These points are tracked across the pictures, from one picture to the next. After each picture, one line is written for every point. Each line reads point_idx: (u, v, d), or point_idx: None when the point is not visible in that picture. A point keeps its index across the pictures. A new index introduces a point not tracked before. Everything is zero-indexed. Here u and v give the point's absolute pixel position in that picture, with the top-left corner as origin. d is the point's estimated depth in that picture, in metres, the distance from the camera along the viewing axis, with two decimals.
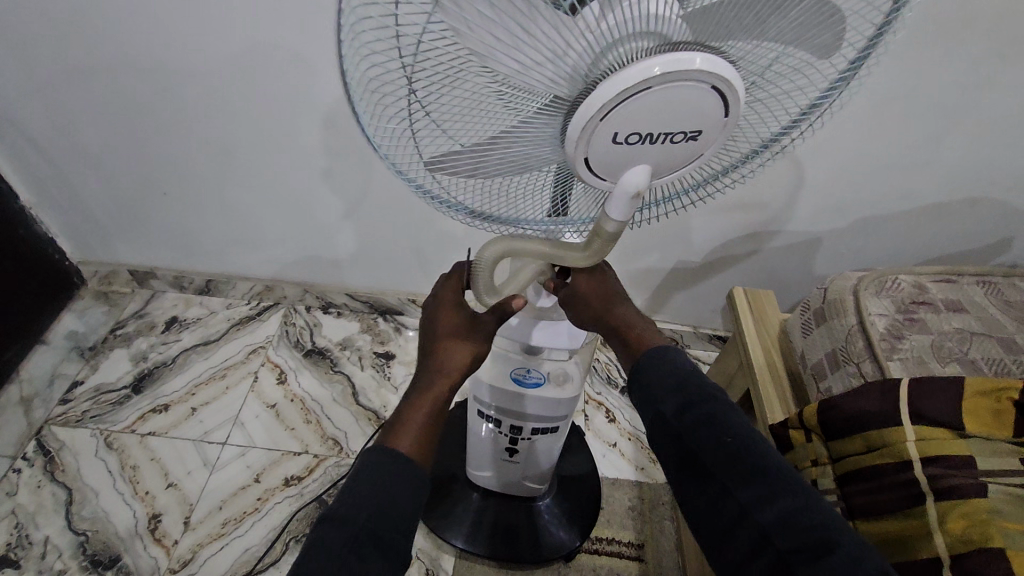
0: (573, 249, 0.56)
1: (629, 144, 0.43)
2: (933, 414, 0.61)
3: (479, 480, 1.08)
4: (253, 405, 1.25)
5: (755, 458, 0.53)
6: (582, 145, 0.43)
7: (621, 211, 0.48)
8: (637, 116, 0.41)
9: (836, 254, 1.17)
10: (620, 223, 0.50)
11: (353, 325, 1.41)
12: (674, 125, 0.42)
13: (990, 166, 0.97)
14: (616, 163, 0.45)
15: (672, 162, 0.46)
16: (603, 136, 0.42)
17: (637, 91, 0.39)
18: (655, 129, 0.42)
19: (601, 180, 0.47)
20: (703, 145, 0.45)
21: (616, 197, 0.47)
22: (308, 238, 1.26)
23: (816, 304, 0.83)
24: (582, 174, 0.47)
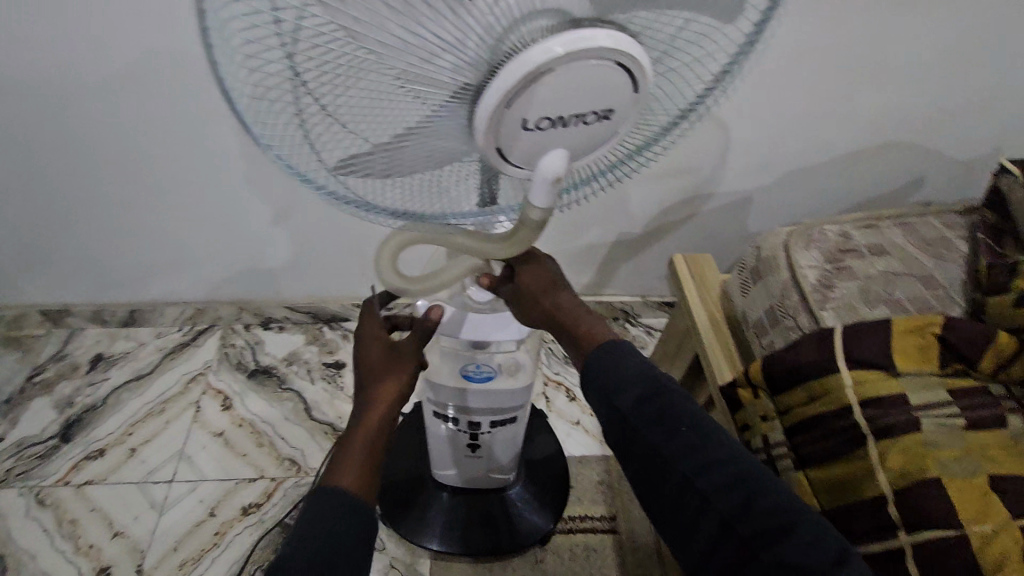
0: (494, 244, 0.54)
1: (540, 130, 0.42)
2: (867, 357, 0.64)
3: (445, 480, 1.06)
4: (199, 436, 1.18)
5: (702, 439, 0.55)
6: (491, 135, 0.41)
7: (544, 198, 0.46)
8: (543, 99, 0.39)
9: (767, 210, 1.20)
10: (545, 210, 0.48)
11: (297, 338, 1.34)
12: (585, 106, 0.41)
13: (897, 110, 1.01)
14: (530, 149, 0.43)
15: (588, 144, 0.45)
16: (512, 123, 0.40)
17: (538, 74, 0.38)
18: (565, 112, 0.41)
19: (519, 169, 0.46)
20: (617, 124, 0.44)
21: (535, 183, 0.45)
22: (235, 253, 1.19)
23: (752, 263, 0.85)
24: (496, 164, 0.45)
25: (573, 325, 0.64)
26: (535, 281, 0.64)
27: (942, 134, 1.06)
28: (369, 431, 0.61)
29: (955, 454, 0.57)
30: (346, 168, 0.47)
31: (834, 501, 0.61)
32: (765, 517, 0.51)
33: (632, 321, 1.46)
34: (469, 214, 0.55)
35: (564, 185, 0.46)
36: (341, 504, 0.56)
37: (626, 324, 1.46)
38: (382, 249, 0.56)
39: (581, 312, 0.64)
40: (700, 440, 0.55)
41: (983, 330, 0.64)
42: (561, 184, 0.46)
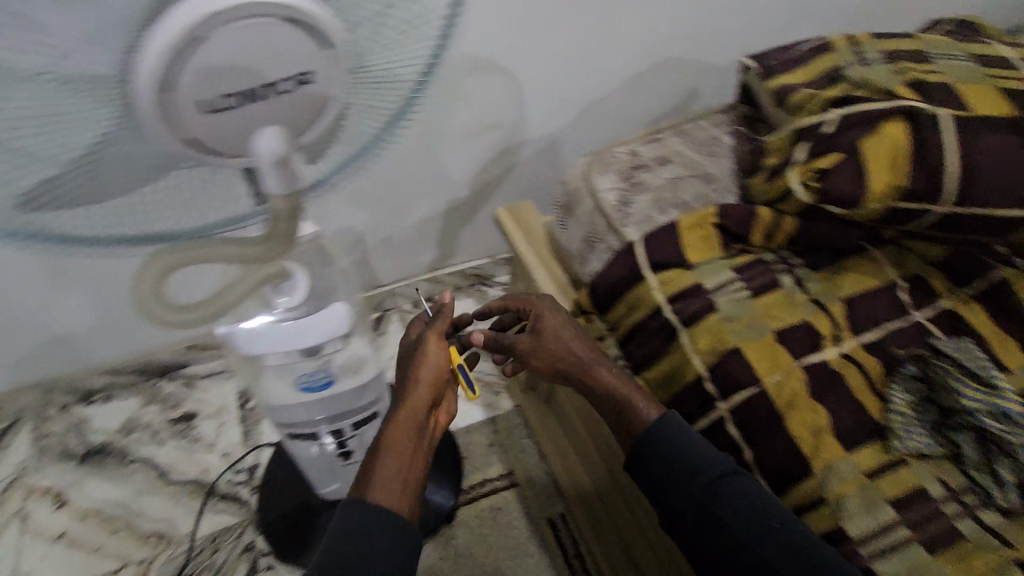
0: (259, 248, 0.51)
1: (229, 108, 0.38)
2: (664, 258, 0.69)
3: (333, 494, 1.01)
4: (36, 545, 1.02)
5: (749, 498, 0.54)
6: (174, 126, 0.37)
7: (277, 182, 0.44)
8: (214, 75, 0.36)
9: (577, 145, 1.25)
10: (285, 192, 0.46)
11: (130, 402, 1.18)
12: (270, 74, 0.37)
13: (657, 29, 1.09)
14: (234, 132, 0.40)
15: (301, 116, 0.42)
16: (188, 108, 0.36)
17: (189, 47, 0.34)
18: (244, 85, 0.37)
19: (232, 157, 0.42)
20: (327, 90, 0.41)
21: (262, 167, 0.43)
22: (15, 330, 1.01)
23: (562, 199, 0.89)
24: (203, 154, 0.41)
25: (577, 365, 0.66)
26: (543, 326, 0.68)
27: (700, 45, 1.17)
28: (404, 442, 0.64)
29: (745, 322, 0.64)
30: (43, 202, 0.40)
31: (668, 394, 0.67)
32: (743, 522, 0.53)
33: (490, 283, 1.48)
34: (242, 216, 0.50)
35: (296, 164, 0.44)
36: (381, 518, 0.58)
37: (484, 287, 1.47)
38: (141, 276, 0.48)
39: (591, 346, 0.67)
40: (707, 462, 0.56)
41: (749, 208, 0.70)
42: (289, 164, 0.44)
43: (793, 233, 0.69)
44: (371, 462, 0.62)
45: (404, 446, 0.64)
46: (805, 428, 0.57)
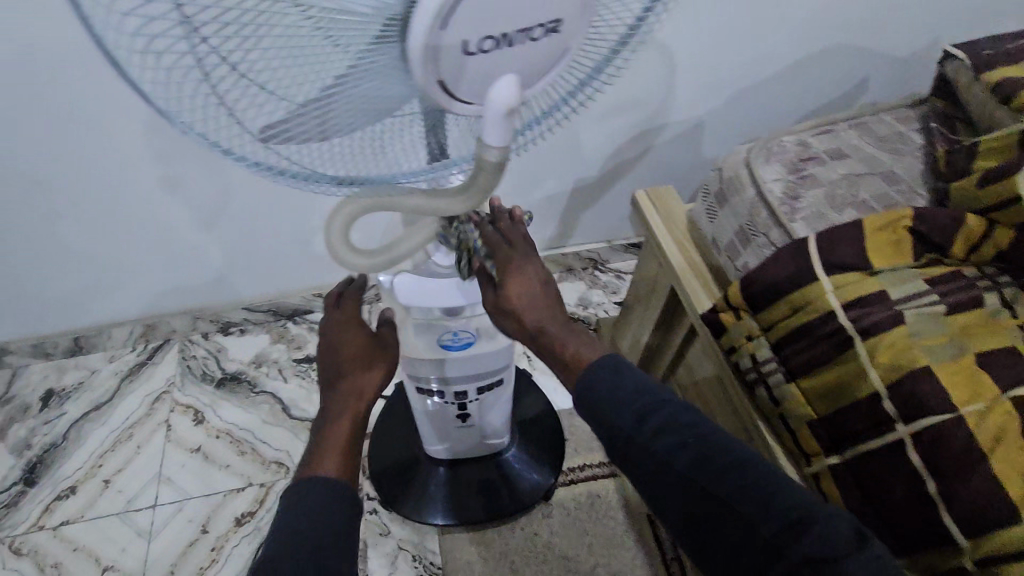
0: (456, 199, 0.53)
1: (484, 53, 0.39)
2: (843, 260, 0.63)
3: (441, 453, 1.05)
4: (174, 455, 1.11)
5: None
6: (430, 71, 0.39)
7: (499, 135, 0.45)
8: (486, 17, 0.36)
9: (721, 134, 1.19)
10: (501, 150, 0.46)
11: (263, 339, 1.28)
12: (528, 18, 0.38)
13: (832, 13, 1.01)
14: (477, 82, 0.41)
15: (542, 63, 0.42)
16: (451, 49, 0.38)
17: None
18: (507, 28, 0.38)
19: (467, 105, 0.44)
20: (571, 33, 0.41)
21: (489, 120, 0.43)
22: (190, 260, 1.13)
23: (717, 188, 0.84)
24: (444, 104, 0.43)
25: None
26: None
27: (875, 33, 1.07)
28: (362, 387, 0.73)
29: (940, 340, 0.57)
30: (279, 132, 0.44)
31: (831, 406, 0.62)
32: None
33: (603, 268, 1.45)
34: (415, 172, 0.53)
35: (519, 117, 0.44)
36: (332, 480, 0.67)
37: (596, 271, 1.45)
38: (334, 219, 0.53)
39: None
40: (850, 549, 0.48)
41: (953, 215, 0.63)
42: (515, 117, 0.44)
43: (1006, 248, 0.61)
44: (321, 437, 0.71)
45: (336, 405, 0.72)
46: (1015, 468, 0.51)
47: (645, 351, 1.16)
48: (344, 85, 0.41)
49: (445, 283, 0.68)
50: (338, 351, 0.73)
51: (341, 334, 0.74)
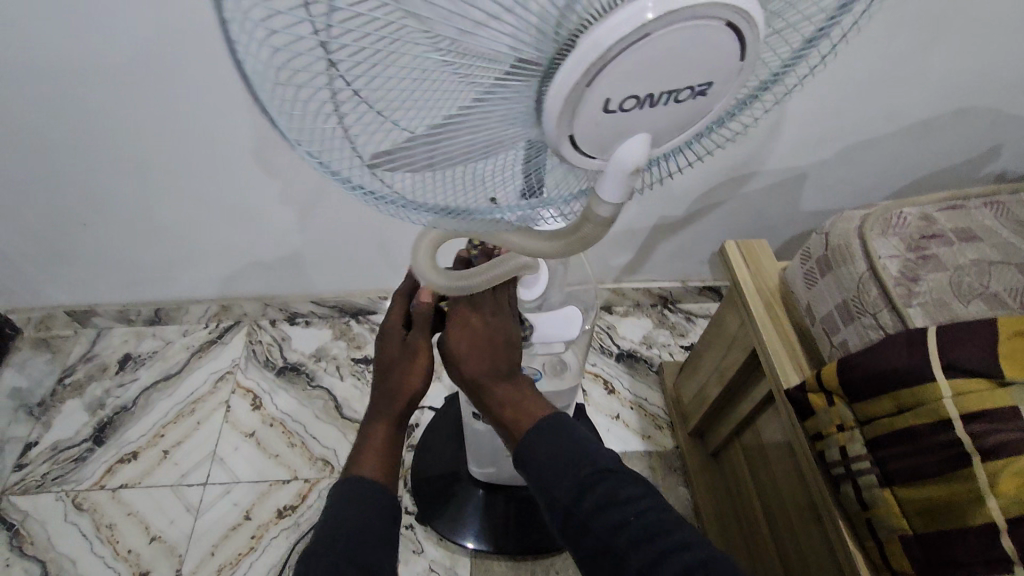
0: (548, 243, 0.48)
1: (623, 110, 0.36)
2: (968, 362, 0.56)
3: (484, 476, 1.03)
4: (229, 437, 1.15)
5: None
6: (565, 124, 0.36)
7: (617, 191, 0.42)
8: (633, 74, 0.34)
9: (823, 187, 1.11)
10: (615, 204, 0.44)
11: (325, 333, 1.31)
12: (679, 81, 0.35)
13: (973, 72, 0.92)
14: (607, 138, 0.38)
15: (679, 129, 0.40)
16: (595, 107, 0.35)
17: (633, 40, 0.32)
18: (656, 88, 0.35)
19: (590, 159, 0.41)
20: (714, 98, 0.39)
21: (610, 174, 0.41)
22: (270, 250, 1.17)
23: (820, 252, 0.76)
24: (568, 157, 0.40)
25: None
26: None
27: (1020, 97, 0.96)
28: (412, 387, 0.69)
29: None
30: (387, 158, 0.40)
31: (930, 525, 0.56)
32: None
33: (672, 307, 1.40)
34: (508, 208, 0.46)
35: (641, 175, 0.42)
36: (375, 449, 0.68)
37: (664, 310, 1.39)
38: (422, 244, 0.52)
39: None
40: None
41: None
42: (639, 175, 0.41)
43: None
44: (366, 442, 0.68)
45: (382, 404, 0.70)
46: None
47: (710, 408, 1.10)
48: (467, 116, 0.37)
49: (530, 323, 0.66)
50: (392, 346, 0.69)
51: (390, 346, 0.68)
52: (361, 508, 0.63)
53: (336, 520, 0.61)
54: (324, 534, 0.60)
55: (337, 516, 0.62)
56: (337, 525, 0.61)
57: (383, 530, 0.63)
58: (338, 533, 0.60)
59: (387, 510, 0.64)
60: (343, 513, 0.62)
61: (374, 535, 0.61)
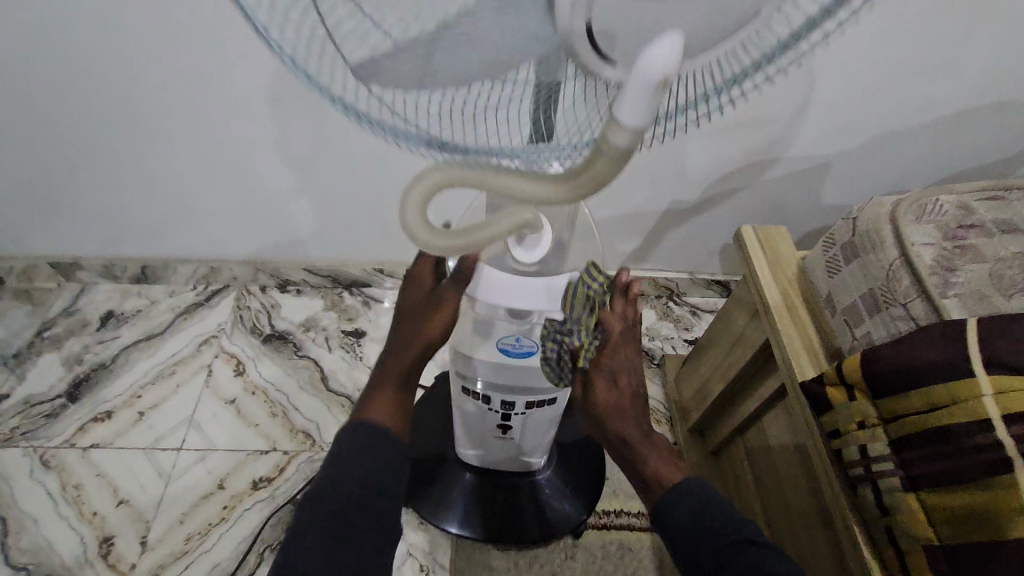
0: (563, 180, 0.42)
1: None
2: (1010, 359, 0.52)
3: (471, 459, 0.97)
4: (209, 403, 1.10)
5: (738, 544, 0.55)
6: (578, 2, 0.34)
7: (637, 112, 0.36)
8: None
9: (847, 181, 1.05)
10: (637, 133, 0.37)
11: (316, 303, 1.26)
12: None
13: (1020, 62, 0.85)
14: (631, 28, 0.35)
15: None
16: None
17: None
18: None
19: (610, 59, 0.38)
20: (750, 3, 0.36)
21: (634, 86, 0.35)
22: (262, 212, 1.11)
23: (846, 238, 0.71)
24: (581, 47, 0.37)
25: None
26: None
27: None
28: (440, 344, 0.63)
29: None
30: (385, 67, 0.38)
31: (962, 535, 0.51)
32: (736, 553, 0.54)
33: (678, 300, 1.34)
34: (514, 149, 0.43)
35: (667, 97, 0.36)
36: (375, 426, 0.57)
37: (670, 302, 1.33)
38: (413, 186, 0.43)
39: None
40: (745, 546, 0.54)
41: None
42: (666, 92, 0.35)
43: None
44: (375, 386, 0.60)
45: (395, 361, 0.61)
46: None
47: (712, 406, 1.04)
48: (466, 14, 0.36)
49: (513, 283, 0.58)
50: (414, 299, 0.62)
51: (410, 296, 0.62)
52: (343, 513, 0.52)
53: (306, 535, 0.51)
54: (293, 552, 0.50)
55: (311, 527, 0.51)
56: (309, 543, 0.50)
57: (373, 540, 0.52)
58: (309, 552, 0.50)
59: (377, 515, 0.54)
60: (318, 523, 0.51)
61: (362, 547, 0.52)
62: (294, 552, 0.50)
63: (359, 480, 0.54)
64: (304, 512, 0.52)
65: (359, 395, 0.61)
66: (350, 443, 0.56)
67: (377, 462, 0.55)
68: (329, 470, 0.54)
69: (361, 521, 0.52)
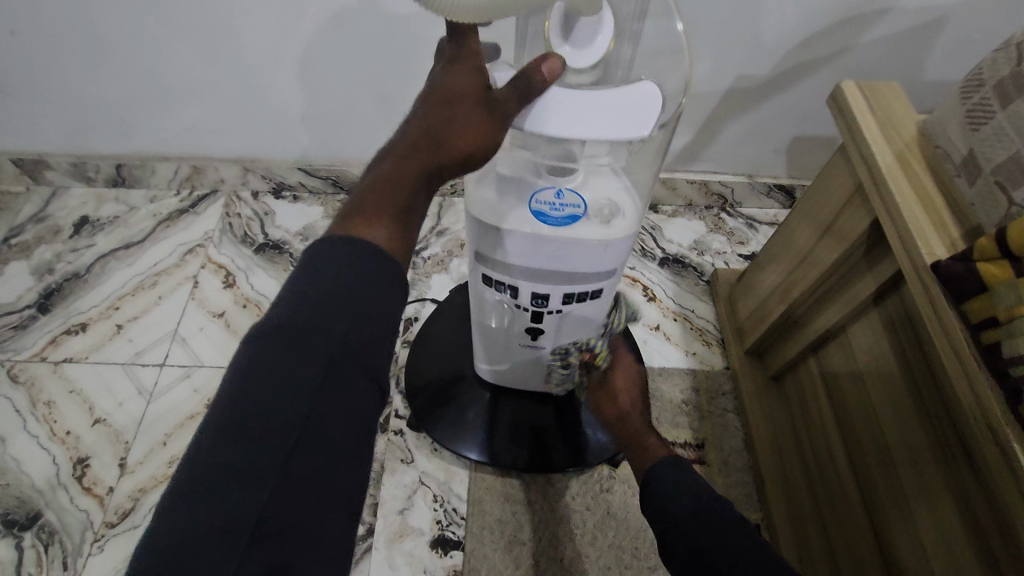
0: None
1: None
2: None
3: (490, 377, 0.84)
4: (195, 316, 0.97)
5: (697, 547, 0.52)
6: None
7: None
8: None
9: (961, 45, 0.84)
10: None
11: (315, 211, 1.11)
12: None
13: None
14: None
15: None
16: None
17: None
18: None
19: None
20: None
21: None
22: (245, 96, 0.95)
23: (1005, 74, 0.52)
24: None
25: None
26: None
27: None
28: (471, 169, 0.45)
29: None
30: None
31: None
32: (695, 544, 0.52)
33: (730, 212, 1.16)
34: None
35: None
36: (361, 258, 0.37)
37: (720, 214, 1.16)
38: None
39: None
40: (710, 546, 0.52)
41: None
42: None
43: None
44: (369, 189, 0.41)
45: (397, 168, 0.42)
46: None
47: (774, 327, 0.87)
48: None
49: (572, 101, 0.43)
50: (450, 89, 0.42)
51: (443, 83, 0.43)
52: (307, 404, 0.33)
53: (239, 424, 0.32)
54: (212, 460, 0.31)
55: (248, 409, 0.32)
56: (246, 440, 0.32)
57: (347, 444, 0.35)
58: (247, 462, 0.31)
59: (358, 409, 0.36)
60: (262, 417, 0.32)
61: (329, 450, 0.34)
62: (214, 458, 0.31)
63: (336, 348, 0.35)
64: (237, 396, 0.32)
65: (348, 202, 0.41)
66: (320, 275, 0.36)
67: (364, 328, 0.36)
68: (283, 332, 0.34)
69: (335, 416, 0.34)
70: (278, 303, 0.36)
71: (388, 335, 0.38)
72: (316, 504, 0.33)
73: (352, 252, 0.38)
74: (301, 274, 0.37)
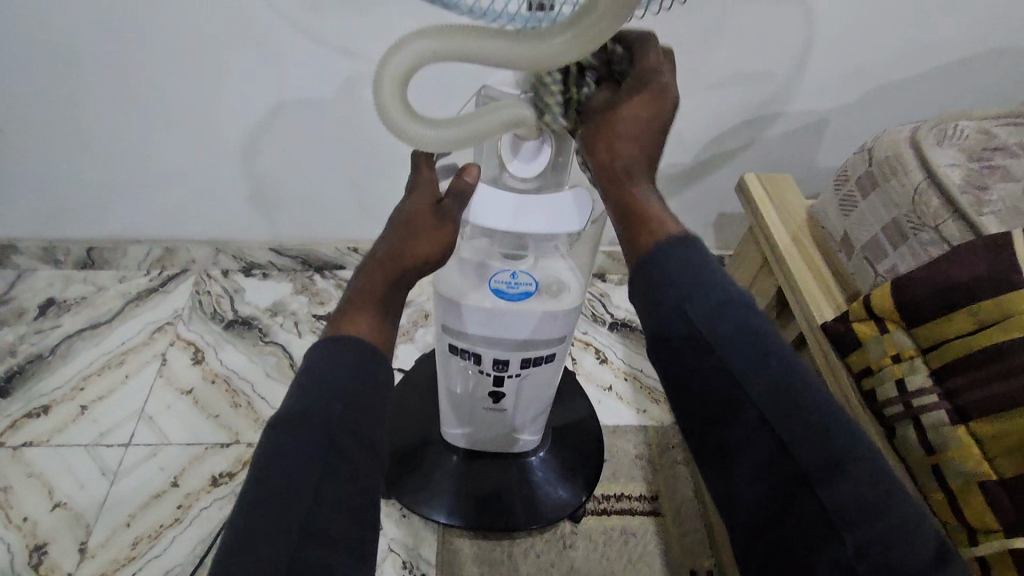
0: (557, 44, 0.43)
1: None
2: None
3: (457, 441, 0.89)
4: (162, 393, 0.99)
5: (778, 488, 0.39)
6: None
7: None
8: None
9: (843, 138, 1.01)
10: None
11: (285, 287, 1.16)
12: None
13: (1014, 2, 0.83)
14: None
15: None
16: None
17: None
18: None
19: None
20: None
21: None
22: (221, 183, 1.02)
23: (863, 171, 0.65)
24: None
25: None
26: None
27: None
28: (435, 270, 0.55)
29: None
30: None
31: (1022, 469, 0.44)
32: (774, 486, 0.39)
33: None
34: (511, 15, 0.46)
35: None
36: (348, 349, 0.45)
37: None
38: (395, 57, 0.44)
39: None
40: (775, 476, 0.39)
41: None
42: None
43: None
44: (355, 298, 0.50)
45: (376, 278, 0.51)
46: None
47: None
48: None
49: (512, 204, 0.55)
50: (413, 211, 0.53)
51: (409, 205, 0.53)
52: (316, 479, 0.39)
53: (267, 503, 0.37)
54: (244, 540, 0.36)
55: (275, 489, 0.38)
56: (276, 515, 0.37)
57: (354, 509, 0.41)
58: (275, 537, 0.36)
59: (362, 479, 0.41)
60: (282, 498, 0.38)
61: (342, 520, 0.40)
62: (249, 536, 0.36)
63: (338, 427, 0.41)
64: (259, 478, 0.38)
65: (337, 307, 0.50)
66: (320, 369, 0.43)
67: (359, 407, 0.43)
68: (294, 420, 0.40)
69: (341, 489, 0.40)
70: (289, 397, 0.42)
71: (382, 409, 0.44)
72: (335, 562, 0.38)
73: (344, 346, 0.45)
74: (308, 370, 0.43)
